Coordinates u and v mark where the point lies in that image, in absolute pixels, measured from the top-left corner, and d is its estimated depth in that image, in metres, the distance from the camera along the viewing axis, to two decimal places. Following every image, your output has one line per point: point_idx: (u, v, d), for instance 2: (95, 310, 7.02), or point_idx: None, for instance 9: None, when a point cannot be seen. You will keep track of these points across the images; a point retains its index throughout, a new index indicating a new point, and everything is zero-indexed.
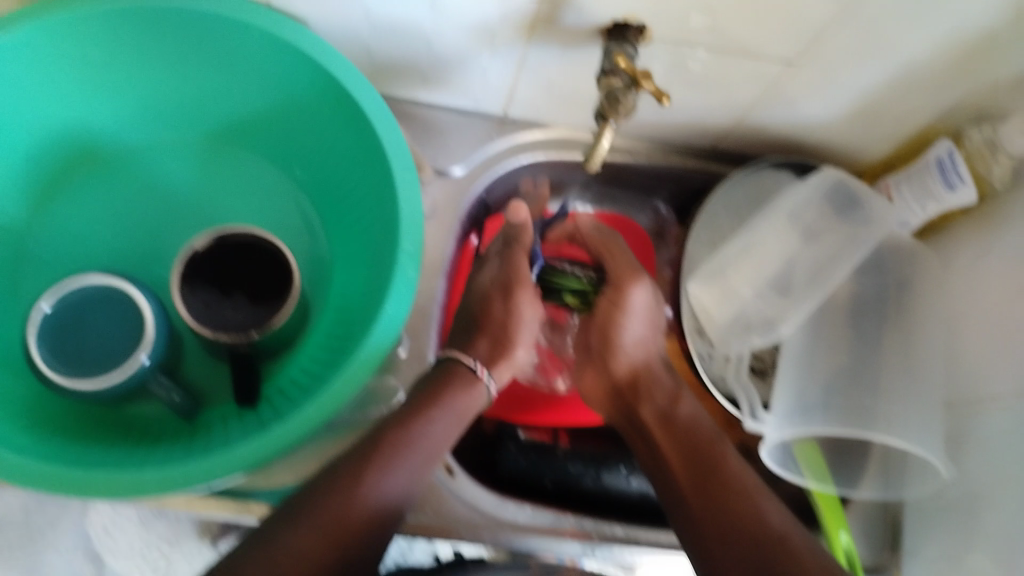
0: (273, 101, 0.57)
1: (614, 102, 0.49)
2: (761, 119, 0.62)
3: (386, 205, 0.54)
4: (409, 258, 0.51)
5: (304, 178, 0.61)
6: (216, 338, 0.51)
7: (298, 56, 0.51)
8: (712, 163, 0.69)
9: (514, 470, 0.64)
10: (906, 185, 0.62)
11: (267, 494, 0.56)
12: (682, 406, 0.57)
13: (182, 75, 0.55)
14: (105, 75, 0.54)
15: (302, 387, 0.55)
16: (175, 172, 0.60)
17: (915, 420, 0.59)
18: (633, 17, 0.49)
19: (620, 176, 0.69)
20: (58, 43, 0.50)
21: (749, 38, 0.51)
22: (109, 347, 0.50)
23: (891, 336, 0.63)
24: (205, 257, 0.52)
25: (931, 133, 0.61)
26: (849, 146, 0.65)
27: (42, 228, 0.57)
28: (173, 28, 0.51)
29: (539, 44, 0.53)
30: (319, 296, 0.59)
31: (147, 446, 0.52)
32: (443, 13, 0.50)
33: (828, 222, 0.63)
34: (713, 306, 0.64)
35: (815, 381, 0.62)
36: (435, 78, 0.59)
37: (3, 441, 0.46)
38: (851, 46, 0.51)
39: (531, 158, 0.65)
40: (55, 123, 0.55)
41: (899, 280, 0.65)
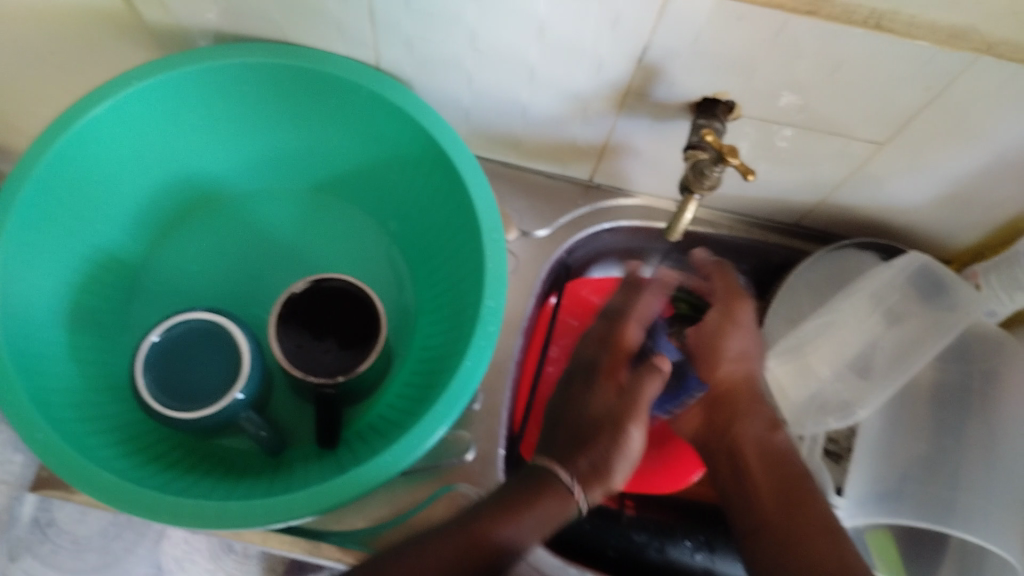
0: (375, 156, 0.60)
1: (700, 175, 0.50)
2: (845, 199, 0.62)
3: (472, 259, 0.56)
4: (491, 313, 0.52)
5: (397, 232, 0.64)
6: (304, 378, 0.53)
7: (400, 116, 0.54)
8: (794, 239, 0.69)
9: (578, 534, 0.65)
10: (995, 276, 0.62)
11: (337, 536, 0.57)
12: (778, 434, 0.57)
13: (293, 126, 0.59)
14: (225, 123, 0.58)
15: (381, 432, 0.57)
16: (280, 217, 0.64)
17: (998, 513, 0.57)
18: (724, 94, 0.51)
19: (703, 247, 0.71)
20: (187, 94, 0.54)
21: (837, 120, 0.52)
22: (208, 381, 0.52)
23: (973, 426, 0.61)
24: (300, 300, 0.55)
25: (1022, 222, 0.60)
26: (937, 231, 0.65)
27: (157, 265, 0.61)
28: (291, 86, 0.55)
29: (630, 115, 0.55)
30: (403, 346, 0.62)
31: (232, 480, 0.54)
32: (539, 82, 0.53)
33: (913, 305, 0.62)
34: (790, 382, 0.64)
35: (893, 469, 0.60)
36: (528, 143, 0.62)
37: (100, 459, 0.48)
38: (941, 132, 0.52)
39: (612, 223, 0.66)
40: (178, 167, 0.59)
41: (984, 371, 0.63)
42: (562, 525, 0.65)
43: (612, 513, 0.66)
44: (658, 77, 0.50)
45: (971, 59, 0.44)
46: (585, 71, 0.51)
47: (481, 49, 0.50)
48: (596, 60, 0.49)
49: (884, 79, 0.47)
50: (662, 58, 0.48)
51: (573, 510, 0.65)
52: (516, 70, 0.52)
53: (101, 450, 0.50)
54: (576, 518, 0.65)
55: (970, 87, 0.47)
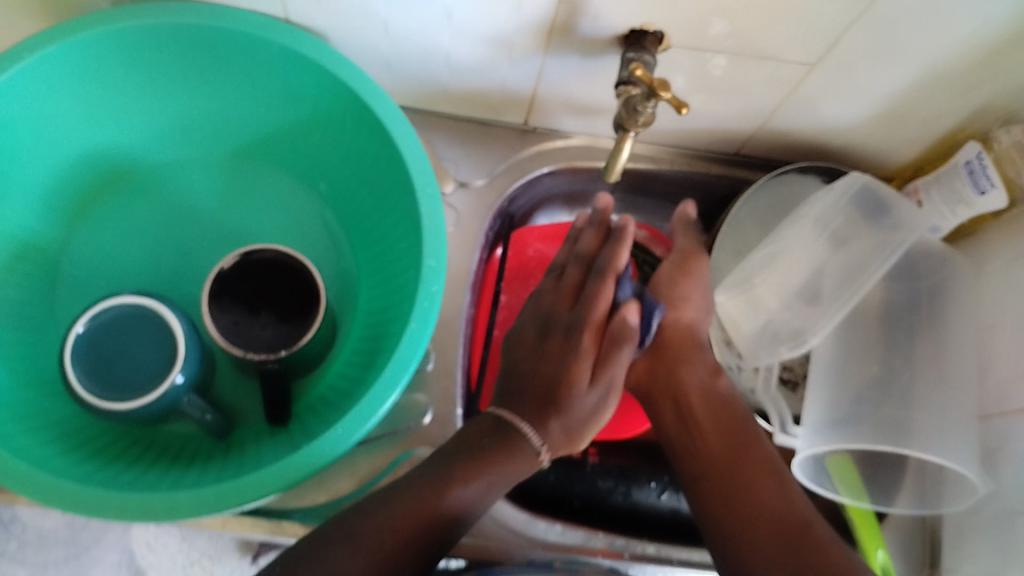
0: (297, 115, 0.57)
1: (632, 112, 0.49)
2: (785, 123, 0.61)
3: (408, 216, 0.54)
4: (432, 272, 0.51)
5: (329, 193, 0.62)
6: (245, 356, 0.51)
7: (319, 71, 0.52)
8: (739, 170, 0.68)
9: (544, 487, 0.64)
10: (936, 190, 0.61)
11: (299, 514, 0.55)
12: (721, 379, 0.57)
13: (207, 90, 0.56)
14: (135, 93, 0.55)
15: (332, 401, 0.55)
16: (204, 189, 0.61)
17: (948, 430, 0.58)
18: (650, 24, 0.49)
19: (647, 184, 0.69)
20: (87, 64, 0.51)
21: (770, 43, 0.51)
22: (142, 367, 0.50)
23: (923, 343, 0.62)
24: (232, 275, 0.53)
25: (960, 134, 0.60)
26: (878, 149, 0.64)
27: (78, 248, 0.58)
28: (198, 45, 0.52)
29: (558, 53, 0.53)
30: (347, 312, 0.60)
31: (181, 467, 0.52)
32: (462, 24, 0.51)
33: (859, 228, 0.61)
34: (741, 315, 0.65)
35: (846, 394, 0.61)
36: (457, 91, 0.60)
37: (34, 459, 0.46)
38: (873, 48, 0.51)
39: (553, 168, 0.65)
40: (91, 142, 0.56)
41: (931, 288, 0.64)
42: (528, 478, 0.65)
43: (575, 462, 0.65)
44: (582, 12, 0.48)
45: None
46: (506, 10, 0.49)
47: None
48: None
49: None
50: None
51: (537, 463, 0.65)
52: (435, 13, 0.50)
53: (35, 447, 0.47)
54: (541, 471, 0.65)
55: None
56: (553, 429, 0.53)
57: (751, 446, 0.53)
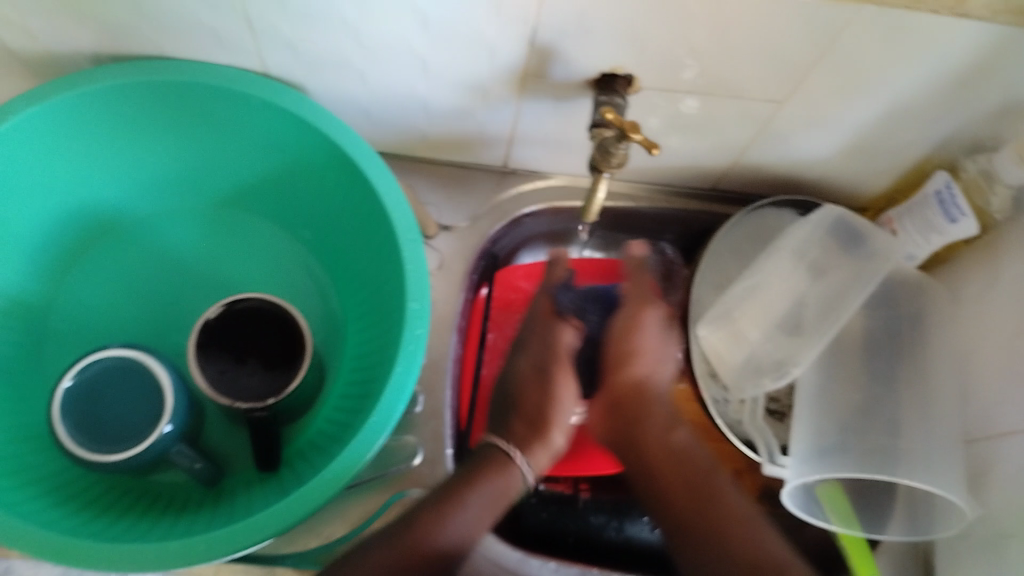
0: (278, 166, 0.59)
1: (608, 154, 0.50)
2: (758, 159, 0.63)
3: (390, 261, 0.55)
4: (415, 315, 0.52)
5: (313, 240, 0.63)
6: (232, 404, 0.51)
7: (299, 124, 0.53)
8: (717, 205, 0.70)
9: (536, 524, 0.64)
10: (910, 220, 0.63)
11: (292, 560, 0.55)
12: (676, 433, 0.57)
13: (190, 145, 0.57)
14: (119, 150, 0.56)
15: (320, 446, 0.56)
16: (190, 239, 0.62)
17: (933, 457, 0.58)
18: (620, 68, 0.51)
19: (627, 223, 0.71)
20: (71, 124, 0.52)
21: (738, 83, 0.52)
22: (131, 419, 0.51)
23: (905, 370, 0.63)
24: (215, 325, 0.53)
25: (928, 164, 0.61)
26: (850, 181, 0.66)
27: (67, 302, 0.59)
28: (180, 102, 0.53)
29: (532, 98, 0.54)
30: (334, 357, 0.61)
31: (172, 516, 0.53)
32: (436, 73, 0.52)
33: (838, 260, 0.62)
34: (725, 349, 0.64)
35: (832, 424, 0.61)
36: (436, 137, 0.61)
37: (25, 514, 0.47)
38: (836, 86, 0.52)
39: (533, 209, 0.66)
40: (77, 199, 0.58)
41: (911, 315, 0.64)
42: (520, 516, 0.65)
43: (567, 498, 0.65)
44: (553, 58, 0.50)
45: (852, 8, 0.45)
46: (479, 59, 0.50)
47: (370, 45, 0.50)
48: (488, 47, 0.49)
49: (774, 38, 0.48)
50: (552, 37, 0.48)
51: (529, 501, 0.65)
52: (410, 63, 0.51)
53: (25, 502, 0.48)
54: (533, 508, 0.65)
55: (858, 38, 0.47)
56: (526, 472, 0.54)
57: (719, 500, 0.53)
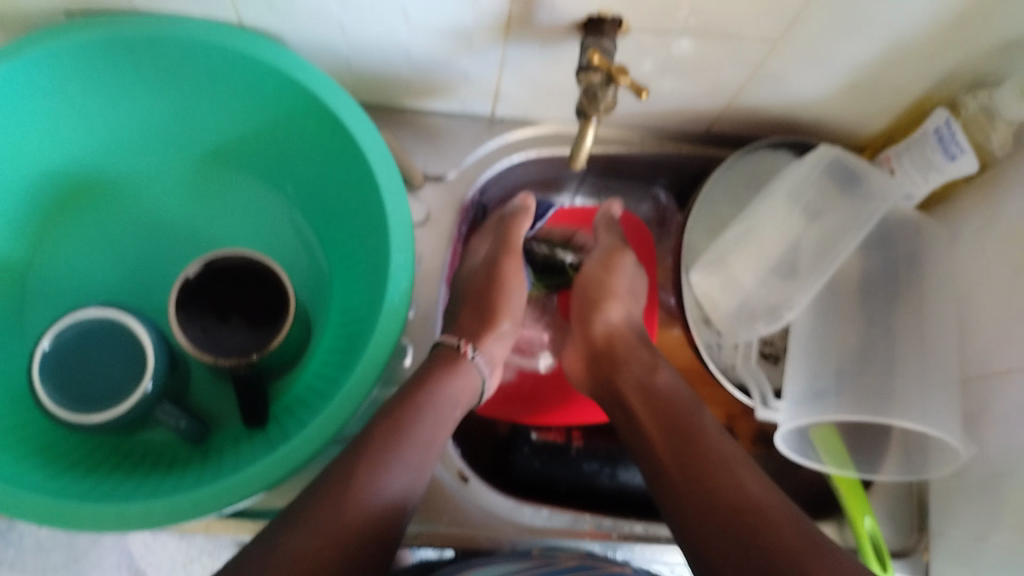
0: (258, 120, 0.57)
1: (593, 99, 0.48)
2: (751, 100, 0.61)
3: (374, 215, 0.54)
4: (401, 270, 0.51)
5: (296, 194, 0.61)
6: (217, 362, 0.50)
7: (276, 75, 0.52)
8: (708, 147, 0.68)
9: (529, 473, 0.63)
10: (907, 157, 0.61)
11: (283, 514, 0.55)
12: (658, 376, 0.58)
13: (166, 100, 0.55)
14: (92, 107, 0.54)
15: (309, 402, 0.55)
16: (169, 194, 0.61)
17: (929, 399, 0.57)
18: (608, 10, 0.49)
19: (617, 167, 0.69)
20: (39, 81, 0.50)
21: (732, 22, 0.50)
22: (111, 378, 0.50)
23: (901, 313, 0.62)
24: (199, 284, 0.52)
25: (927, 102, 0.60)
26: (846, 120, 0.64)
27: (45, 264, 0.58)
28: (151, 56, 0.51)
29: (517, 44, 0.53)
30: (321, 312, 0.60)
31: (161, 474, 0.52)
32: (417, 21, 0.50)
33: (832, 200, 0.61)
34: (717, 294, 0.64)
35: (826, 369, 0.60)
36: (419, 85, 0.59)
37: (12, 478, 0.46)
38: (832, 23, 0.51)
39: (520, 157, 0.64)
40: (51, 158, 0.56)
41: (906, 255, 0.64)
42: (512, 464, 0.64)
43: (559, 447, 0.65)
44: (538, 2, 0.48)
45: None
46: (461, 5, 0.48)
47: None
48: None
49: None
50: None
51: (521, 449, 0.64)
52: (390, 11, 0.49)
53: (12, 465, 0.47)
54: (525, 457, 0.64)
55: None
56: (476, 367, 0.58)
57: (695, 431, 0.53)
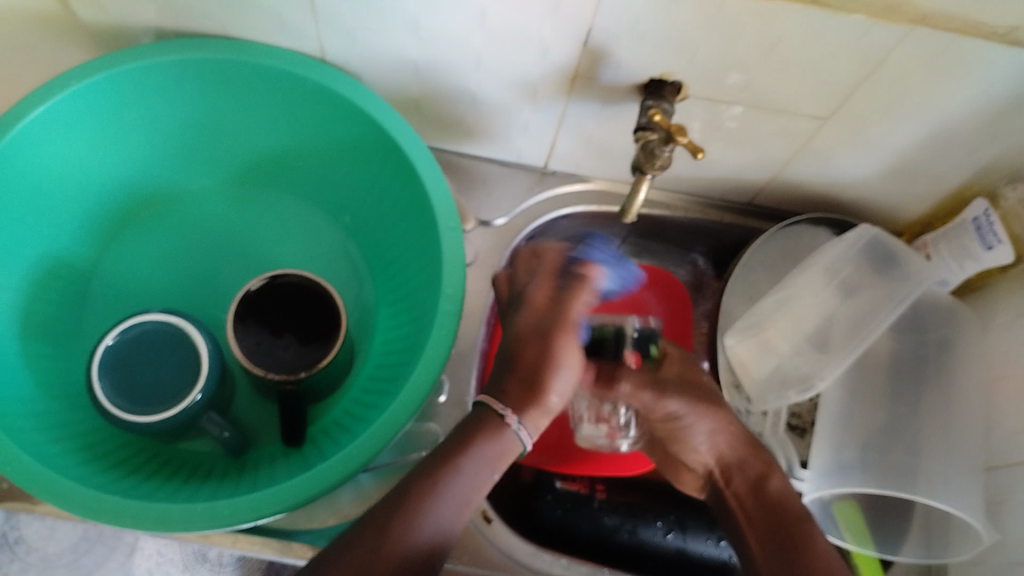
0: (327, 150, 0.60)
1: (652, 156, 0.51)
2: (797, 176, 0.63)
3: (429, 250, 0.56)
4: (450, 302, 0.52)
5: (353, 225, 0.64)
6: (265, 376, 0.52)
7: (351, 109, 0.55)
8: (749, 220, 0.70)
9: (549, 522, 0.64)
10: (944, 245, 0.63)
11: (307, 535, 0.56)
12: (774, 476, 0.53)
13: (242, 123, 0.59)
14: (173, 124, 0.58)
15: (347, 425, 0.57)
16: (235, 214, 0.64)
17: (954, 480, 0.58)
18: (670, 74, 0.52)
19: (659, 231, 0.71)
20: (131, 95, 0.54)
21: (784, 98, 0.53)
22: (167, 379, 0.52)
23: (931, 394, 0.63)
24: (258, 297, 0.54)
25: (967, 191, 0.62)
26: (887, 203, 0.66)
27: (108, 268, 0.61)
28: (236, 80, 0.55)
29: (579, 100, 0.55)
30: (365, 340, 0.62)
31: (198, 483, 0.53)
32: (487, 69, 0.53)
33: (867, 279, 0.62)
34: (751, 359, 0.65)
35: (854, 441, 0.61)
36: (481, 131, 0.62)
37: (60, 467, 0.48)
38: (881, 107, 0.53)
39: (570, 211, 0.67)
40: (128, 169, 0.59)
41: (938, 340, 0.65)
42: (534, 512, 0.64)
43: (582, 498, 0.65)
44: (605, 61, 0.51)
45: (905, 29, 0.45)
46: (531, 57, 0.51)
47: (426, 37, 0.51)
48: (542, 45, 0.50)
49: (824, 54, 0.48)
50: (605, 40, 0.49)
51: (544, 497, 0.65)
52: (463, 56, 0.52)
53: (60, 457, 0.49)
54: (548, 505, 0.64)
55: (906, 59, 0.48)
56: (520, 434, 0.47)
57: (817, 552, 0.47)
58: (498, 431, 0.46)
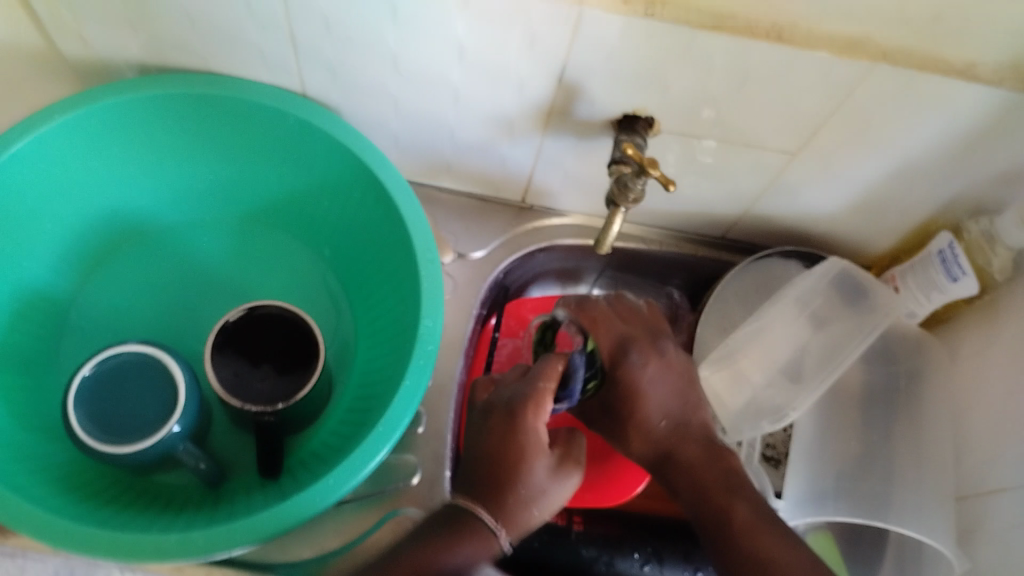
0: (307, 185, 0.61)
1: (625, 189, 0.52)
2: (768, 210, 0.65)
3: (405, 280, 0.57)
4: (429, 332, 0.53)
5: (331, 257, 0.64)
6: (242, 407, 0.52)
7: (331, 143, 0.56)
8: (722, 253, 0.72)
9: (527, 552, 0.64)
10: (912, 278, 0.64)
11: (285, 567, 0.55)
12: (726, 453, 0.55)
13: (224, 158, 0.60)
14: (156, 160, 0.59)
15: (325, 458, 0.56)
16: (214, 247, 0.64)
17: (926, 508, 0.58)
18: (643, 110, 0.53)
19: (635, 263, 0.72)
20: (113, 128, 0.55)
21: (752, 132, 0.54)
22: (145, 410, 0.52)
23: (902, 424, 0.64)
24: (236, 329, 0.55)
25: (932, 225, 0.63)
26: (856, 237, 0.68)
27: (86, 300, 0.61)
28: (220, 115, 0.55)
29: (555, 134, 0.57)
30: (344, 373, 0.62)
31: (172, 513, 0.53)
32: (465, 104, 0.55)
33: (838, 312, 0.64)
34: (726, 391, 0.64)
35: (826, 470, 0.62)
36: (459, 166, 0.63)
37: (32, 496, 0.47)
38: (848, 141, 0.55)
39: (545, 245, 0.68)
40: (109, 202, 0.60)
41: (908, 371, 0.66)
42: (511, 544, 0.64)
43: (559, 528, 0.65)
44: (579, 96, 0.52)
45: (866, 65, 0.47)
46: (509, 93, 0.53)
47: (405, 72, 0.52)
48: (519, 81, 0.51)
49: (790, 91, 0.50)
50: (580, 74, 0.50)
51: None
52: (442, 92, 0.54)
53: (32, 487, 0.48)
54: (525, 537, 0.64)
55: (869, 95, 0.50)
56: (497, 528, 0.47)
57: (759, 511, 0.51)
58: (486, 532, 0.47)
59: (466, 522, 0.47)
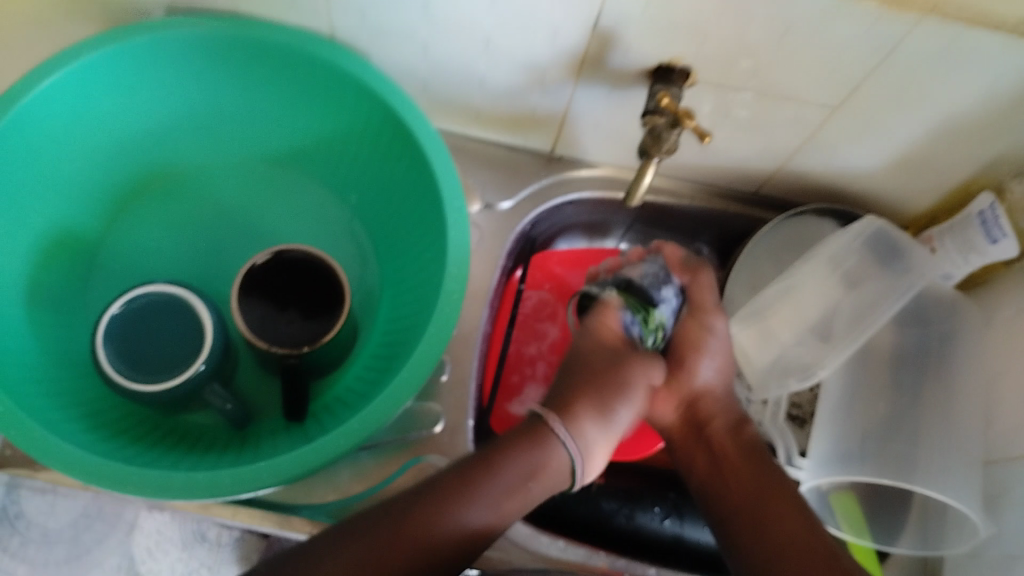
0: (335, 130, 0.60)
1: (657, 140, 0.51)
2: (803, 166, 0.63)
3: (432, 229, 0.56)
4: (454, 283, 0.52)
5: (358, 204, 0.64)
6: (269, 350, 0.52)
7: (358, 85, 0.55)
8: (754, 210, 0.70)
9: (548, 503, 0.64)
10: (950, 239, 0.63)
11: (307, 510, 0.56)
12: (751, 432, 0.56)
13: (252, 100, 0.59)
14: (183, 99, 0.58)
15: (349, 403, 0.57)
16: (241, 192, 0.64)
17: (953, 472, 0.58)
18: (678, 60, 0.52)
19: (665, 218, 0.70)
20: (141, 65, 0.54)
21: (790, 84, 0.53)
22: (172, 348, 0.52)
23: (932, 387, 0.63)
24: (264, 273, 0.55)
25: (973, 185, 0.62)
26: (893, 196, 0.66)
27: (115, 241, 0.61)
28: (249, 53, 0.54)
29: (587, 84, 0.55)
30: (368, 321, 0.62)
31: (198, 453, 0.54)
32: (496, 52, 0.53)
33: (871, 269, 0.63)
34: (752, 347, 0.64)
35: (853, 431, 0.61)
36: (488, 114, 0.62)
37: (60, 431, 0.48)
38: (891, 95, 0.53)
39: (575, 196, 0.67)
40: (137, 140, 0.59)
41: (940, 335, 0.65)
42: None
43: (582, 481, 0.65)
44: (613, 44, 0.51)
45: (913, 19, 0.45)
46: (541, 42, 0.52)
47: (436, 16, 0.51)
48: (551, 28, 0.50)
49: (831, 45, 0.48)
50: (614, 23, 0.49)
51: None
52: (473, 39, 0.52)
53: (63, 423, 0.49)
54: None
55: (914, 50, 0.48)
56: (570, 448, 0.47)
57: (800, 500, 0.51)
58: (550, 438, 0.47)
59: (522, 480, 0.45)
